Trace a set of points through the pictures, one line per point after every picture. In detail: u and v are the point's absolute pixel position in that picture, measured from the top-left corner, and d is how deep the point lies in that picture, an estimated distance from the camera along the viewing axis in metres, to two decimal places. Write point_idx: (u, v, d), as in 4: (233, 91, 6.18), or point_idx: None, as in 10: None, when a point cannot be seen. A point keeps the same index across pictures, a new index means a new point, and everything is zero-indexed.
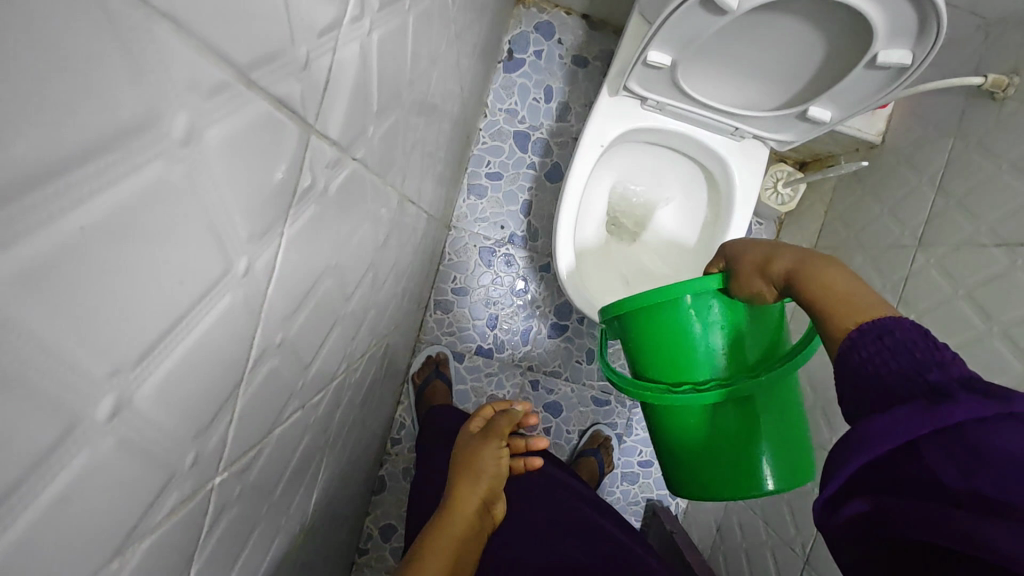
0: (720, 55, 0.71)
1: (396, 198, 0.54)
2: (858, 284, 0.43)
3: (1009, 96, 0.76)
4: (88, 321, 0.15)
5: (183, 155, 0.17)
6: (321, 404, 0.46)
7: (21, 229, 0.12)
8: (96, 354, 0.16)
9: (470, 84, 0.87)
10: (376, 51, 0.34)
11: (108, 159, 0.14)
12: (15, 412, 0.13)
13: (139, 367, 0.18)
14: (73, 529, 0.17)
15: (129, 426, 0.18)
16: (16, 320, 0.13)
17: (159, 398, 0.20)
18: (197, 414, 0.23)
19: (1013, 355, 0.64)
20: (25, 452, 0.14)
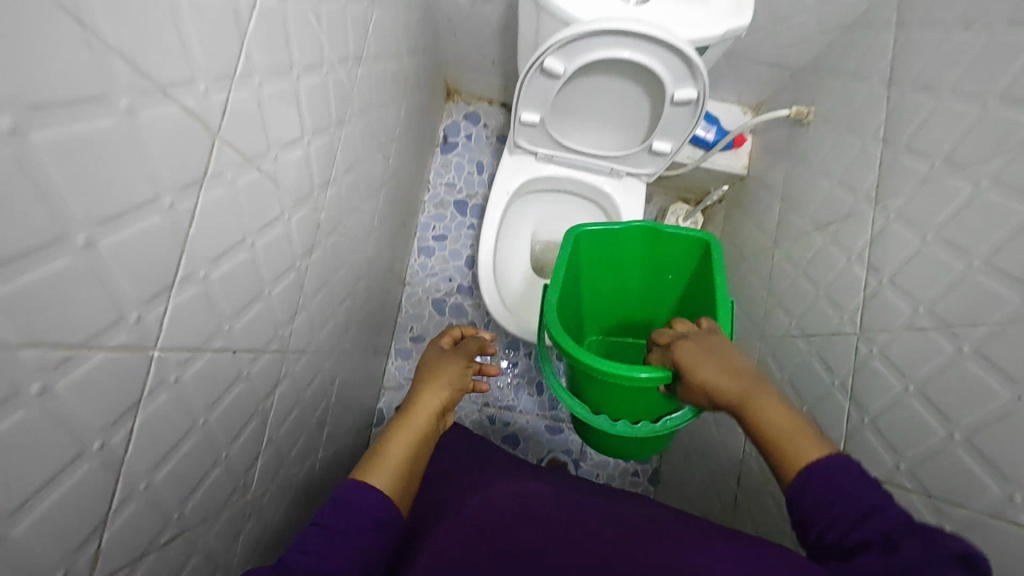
0: (575, 111, 0.93)
1: (318, 224, 0.72)
2: (793, 416, 0.52)
3: (811, 120, 0.97)
4: (75, 183, 0.32)
5: (126, 119, 0.35)
6: (255, 366, 0.61)
7: (49, 125, 0.29)
8: (80, 205, 0.33)
9: (398, 158, 1.09)
10: (271, 100, 0.53)
11: (89, 108, 0.32)
12: (39, 212, 0.30)
13: (101, 226, 0.35)
14: (56, 302, 0.33)
15: (93, 262, 0.35)
16: (43, 164, 0.30)
17: (111, 256, 0.36)
18: (138, 288, 0.39)
19: (831, 308, 0.79)
20: (39, 235, 0.30)
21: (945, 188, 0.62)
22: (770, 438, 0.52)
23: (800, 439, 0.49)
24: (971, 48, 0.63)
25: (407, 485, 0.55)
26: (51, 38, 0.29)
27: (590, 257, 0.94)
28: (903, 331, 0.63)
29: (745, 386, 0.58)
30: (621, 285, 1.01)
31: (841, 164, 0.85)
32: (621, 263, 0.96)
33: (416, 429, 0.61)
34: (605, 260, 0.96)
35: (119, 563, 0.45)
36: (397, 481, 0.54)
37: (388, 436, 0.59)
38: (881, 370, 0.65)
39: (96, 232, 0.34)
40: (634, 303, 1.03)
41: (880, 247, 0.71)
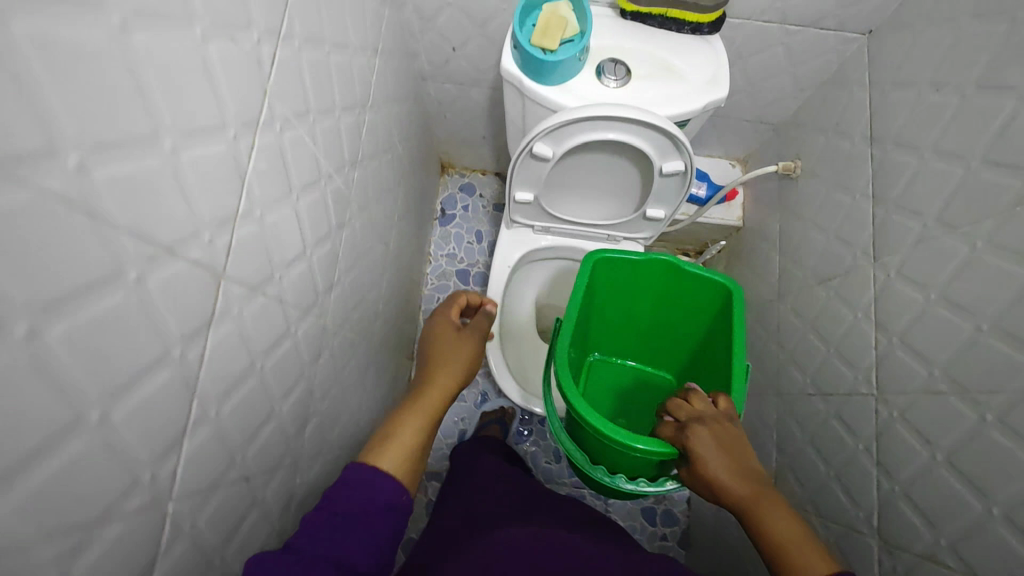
0: (568, 186, 0.95)
1: (325, 327, 0.72)
2: (804, 531, 0.53)
3: (799, 174, 0.99)
4: (86, 366, 0.32)
5: (136, 289, 0.35)
6: (268, 487, 0.60)
7: (58, 318, 0.29)
8: (92, 386, 0.32)
9: (399, 241, 1.11)
10: (274, 227, 0.54)
11: (98, 291, 0.32)
12: (51, 405, 0.30)
13: (115, 398, 0.34)
14: (73, 488, 0.32)
15: (107, 437, 0.34)
16: (56, 358, 0.29)
17: (125, 426, 0.36)
18: (151, 448, 0.39)
19: (846, 367, 0.78)
20: (53, 427, 0.30)
21: (943, 248, 0.63)
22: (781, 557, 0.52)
23: (815, 561, 0.50)
24: (945, 109, 0.65)
25: (415, 470, 0.55)
26: (61, 235, 0.29)
27: (605, 281, 0.90)
28: (921, 393, 0.63)
29: (757, 492, 0.57)
30: (631, 312, 0.96)
31: (835, 219, 0.86)
32: (636, 291, 0.92)
33: (430, 414, 0.62)
34: (621, 287, 0.92)
35: None
36: (405, 464, 0.54)
37: (401, 418, 0.59)
38: (906, 437, 0.64)
39: (110, 406, 0.34)
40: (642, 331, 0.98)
41: (886, 305, 0.71)
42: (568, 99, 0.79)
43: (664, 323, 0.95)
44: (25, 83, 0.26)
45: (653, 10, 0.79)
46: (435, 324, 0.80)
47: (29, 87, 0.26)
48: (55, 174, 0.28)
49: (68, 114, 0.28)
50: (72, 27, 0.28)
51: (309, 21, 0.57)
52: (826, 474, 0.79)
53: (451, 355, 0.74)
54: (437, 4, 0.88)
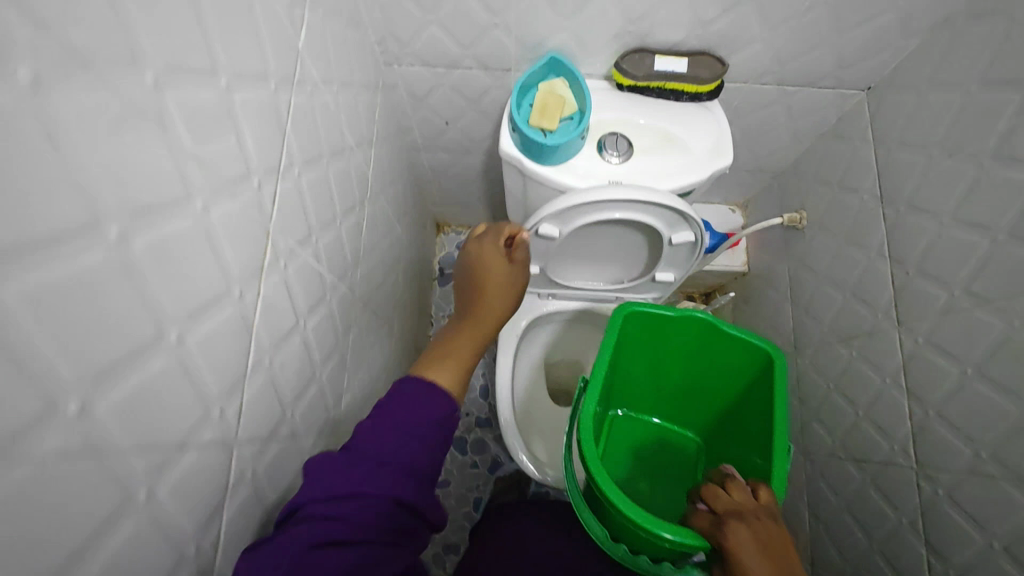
0: (574, 255, 0.93)
1: (340, 439, 0.69)
2: None
3: (806, 226, 0.98)
4: None
5: (143, 507, 0.33)
6: None
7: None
8: None
9: (403, 316, 1.08)
10: (283, 366, 0.51)
11: (104, 530, 0.30)
12: None
13: None
14: None
15: None
16: None
17: None
18: None
19: (880, 433, 0.77)
20: None
21: (976, 323, 0.61)
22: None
23: None
24: (960, 179, 0.64)
25: (463, 381, 0.55)
26: (65, 494, 0.27)
27: (635, 336, 0.80)
28: (967, 475, 0.62)
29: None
30: (660, 374, 0.85)
31: (850, 276, 0.85)
32: (670, 351, 0.81)
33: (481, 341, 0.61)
34: (653, 345, 0.81)
35: None
36: (454, 379, 0.54)
37: (449, 339, 0.59)
38: (961, 523, 0.63)
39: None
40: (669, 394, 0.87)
41: (916, 373, 0.70)
42: (570, 178, 0.77)
43: (694, 389, 0.84)
44: (17, 352, 0.24)
45: (647, 83, 0.76)
46: (476, 248, 0.71)
47: (23, 355, 0.25)
48: (55, 431, 0.26)
49: (64, 361, 0.27)
50: (67, 265, 0.27)
51: (311, 141, 0.55)
52: (869, 544, 0.78)
53: (494, 279, 0.67)
54: (430, 85, 0.86)
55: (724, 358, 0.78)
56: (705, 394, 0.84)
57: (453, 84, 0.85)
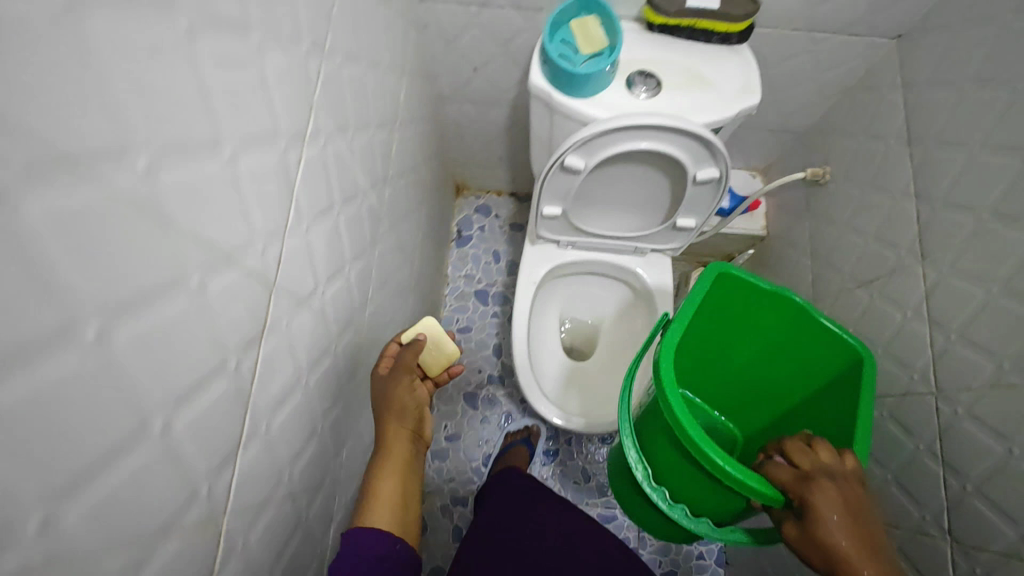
0: (597, 200, 0.95)
1: (359, 342, 0.72)
2: None
3: (828, 180, 0.99)
4: (151, 365, 0.33)
5: (197, 295, 0.37)
6: (309, 500, 0.60)
7: (129, 304, 0.31)
8: (148, 381, 0.33)
9: (422, 261, 1.11)
10: (317, 238, 0.54)
11: (149, 300, 0.32)
12: (103, 391, 0.30)
13: (181, 407, 0.37)
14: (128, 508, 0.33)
15: (174, 447, 0.37)
16: (108, 335, 0.30)
17: (190, 433, 0.38)
18: (204, 448, 0.40)
19: (898, 367, 0.77)
20: (103, 431, 0.30)
21: (1004, 242, 0.61)
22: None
23: None
24: (994, 106, 0.65)
25: (402, 514, 0.64)
26: (118, 231, 0.30)
27: (714, 304, 0.89)
28: (987, 389, 0.62)
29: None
30: (730, 346, 0.94)
31: (871, 221, 0.86)
32: (748, 325, 0.90)
33: (398, 475, 0.66)
34: (732, 315, 0.90)
35: None
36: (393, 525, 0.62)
37: (371, 482, 0.65)
38: (979, 436, 0.62)
39: (153, 382, 0.34)
40: (725, 370, 0.97)
41: (939, 302, 0.70)
42: (596, 111, 0.79)
43: (756, 369, 0.93)
44: (88, 46, 0.27)
45: (681, 21, 0.79)
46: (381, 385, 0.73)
47: (87, 45, 0.26)
48: (124, 175, 0.30)
49: (136, 102, 0.30)
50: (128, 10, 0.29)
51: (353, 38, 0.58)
52: (884, 478, 0.77)
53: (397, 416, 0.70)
54: (462, 25, 0.90)
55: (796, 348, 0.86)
56: (767, 377, 0.92)
57: (486, 24, 0.89)
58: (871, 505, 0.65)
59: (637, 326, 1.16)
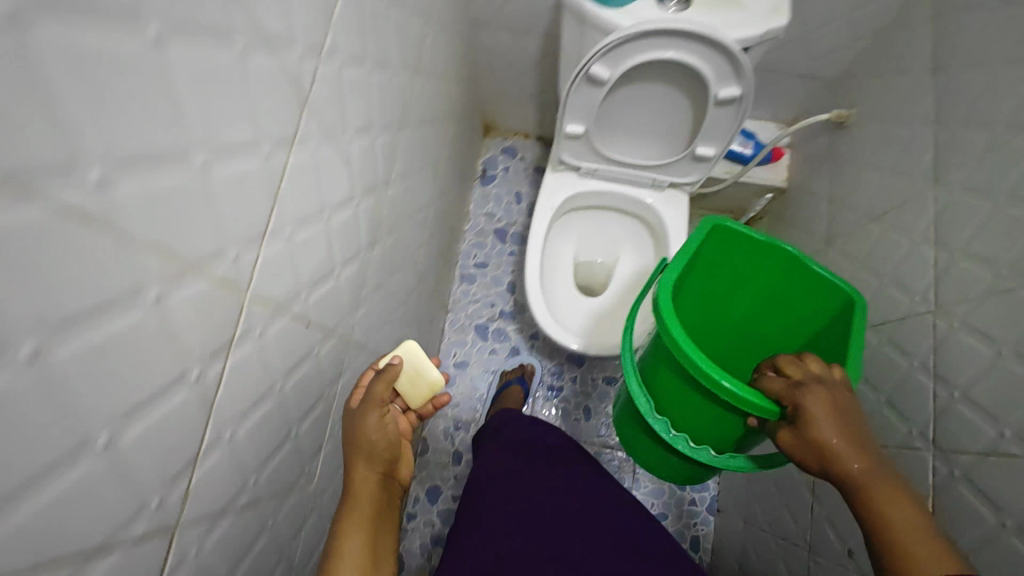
0: (619, 124, 0.98)
1: (384, 219, 0.77)
2: (908, 514, 0.53)
3: (852, 122, 1.00)
4: (209, 93, 0.35)
5: (251, 50, 0.39)
6: (329, 343, 0.65)
7: (195, 15, 0.33)
8: (206, 108, 0.35)
9: (446, 181, 1.15)
10: (354, 86, 0.59)
11: (210, 22, 0.34)
12: (170, 87, 0.32)
13: (237, 159, 0.39)
14: (185, 229, 0.35)
15: (227, 198, 0.39)
16: (178, 34, 0.32)
17: (238, 192, 0.40)
18: (255, 223, 0.43)
19: (903, 291, 0.79)
20: (171, 130, 0.32)
21: (1015, 151, 0.63)
22: (900, 550, 0.51)
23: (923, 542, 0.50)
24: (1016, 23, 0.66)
25: None
26: None
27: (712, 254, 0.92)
28: (985, 296, 0.64)
29: (873, 468, 0.58)
30: (728, 296, 0.96)
31: (890, 156, 0.87)
32: (745, 273, 0.92)
33: (369, 521, 0.58)
34: (730, 266, 0.92)
35: (203, 514, 0.44)
36: None
37: (337, 536, 0.56)
38: (973, 342, 0.65)
39: (203, 112, 0.35)
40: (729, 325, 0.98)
41: (948, 221, 0.72)
42: (626, 19, 0.81)
43: (757, 322, 0.94)
44: None
45: None
46: (351, 413, 0.63)
47: None
48: None
49: None
50: None
51: None
52: (877, 401, 0.80)
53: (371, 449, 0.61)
54: None
55: (787, 297, 0.88)
56: (768, 329, 0.93)
57: None
58: (860, 411, 0.64)
59: (649, 263, 1.17)
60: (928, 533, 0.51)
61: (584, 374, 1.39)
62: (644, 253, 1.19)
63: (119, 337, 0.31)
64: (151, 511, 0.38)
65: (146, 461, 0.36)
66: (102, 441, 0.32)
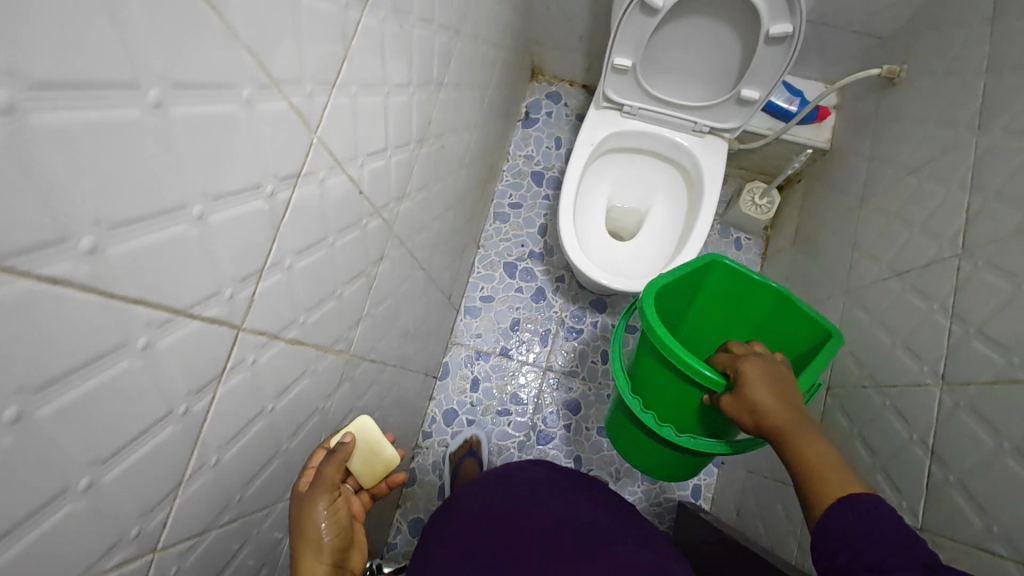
0: (667, 61, 1.00)
1: (435, 120, 0.81)
2: (821, 454, 0.62)
3: (902, 79, 1.00)
4: None
5: None
6: (378, 222, 0.70)
7: None
8: None
9: (491, 110, 1.18)
10: None
11: None
12: None
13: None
14: (276, 44, 0.40)
15: (310, 31, 0.43)
16: None
17: (319, 31, 0.44)
18: (330, 68, 0.47)
19: (931, 239, 0.80)
20: None
21: None
22: (813, 478, 0.59)
23: (828, 472, 0.59)
24: None
25: None
26: None
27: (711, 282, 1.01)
28: (1011, 235, 0.66)
29: (796, 422, 0.68)
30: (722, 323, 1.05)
31: (937, 109, 0.87)
32: (739, 303, 1.01)
33: None
34: (726, 296, 1.02)
35: (264, 329, 0.49)
36: None
37: None
38: (993, 279, 0.67)
39: None
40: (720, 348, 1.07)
41: (986, 167, 0.73)
42: None
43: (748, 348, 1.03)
44: None
45: None
46: (299, 501, 0.62)
47: None
48: None
49: None
50: None
51: None
52: (892, 344, 0.81)
53: (320, 538, 0.61)
54: None
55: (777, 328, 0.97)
56: None
57: None
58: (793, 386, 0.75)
59: (682, 212, 1.19)
60: (832, 464, 0.60)
61: (606, 320, 1.43)
62: (677, 201, 1.20)
63: (217, 117, 0.36)
64: (225, 300, 0.42)
65: (226, 250, 0.40)
66: (196, 210, 0.36)
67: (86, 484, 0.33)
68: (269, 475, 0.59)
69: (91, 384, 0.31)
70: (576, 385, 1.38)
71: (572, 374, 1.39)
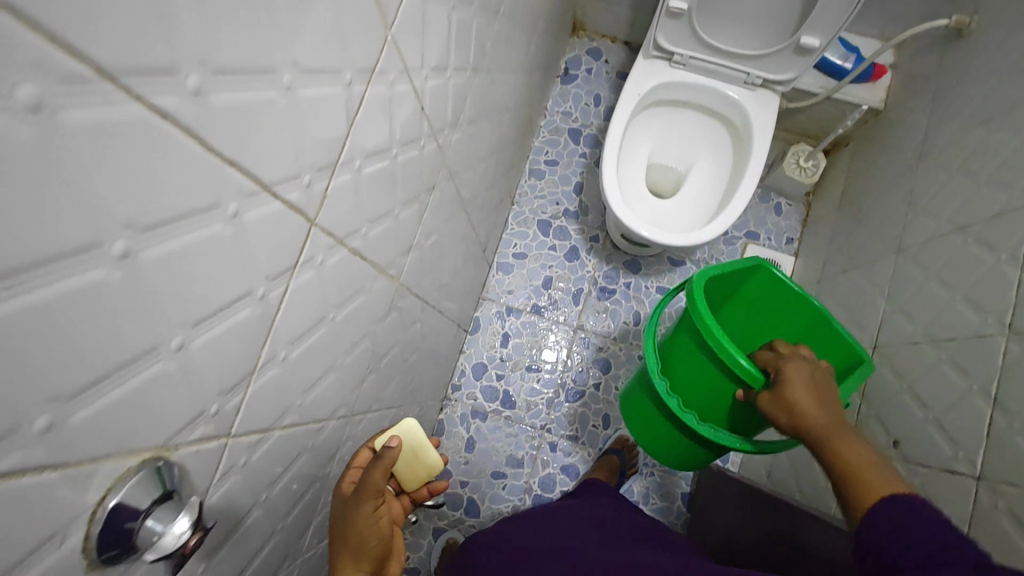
0: (725, 5, 0.96)
1: (489, 52, 0.79)
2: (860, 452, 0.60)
3: (972, 30, 0.95)
4: None
5: None
6: (433, 147, 0.68)
7: None
8: None
9: (535, 58, 1.15)
10: None
11: None
12: None
13: None
14: None
15: None
16: None
17: None
18: None
19: (1001, 190, 0.77)
20: None
21: None
22: (848, 472, 0.57)
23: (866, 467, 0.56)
24: None
25: None
26: None
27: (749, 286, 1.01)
28: None
29: (832, 424, 0.66)
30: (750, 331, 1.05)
31: (1013, 57, 0.83)
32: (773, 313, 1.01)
33: None
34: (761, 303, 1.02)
35: (333, 230, 0.48)
36: None
37: None
38: None
39: None
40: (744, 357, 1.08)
41: None
42: None
43: None
44: None
45: None
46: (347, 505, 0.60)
47: None
48: None
49: None
50: None
51: None
52: (951, 298, 0.79)
53: (364, 544, 0.59)
54: None
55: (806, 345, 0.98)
56: None
57: None
58: (836, 394, 0.74)
59: (726, 169, 1.16)
60: (872, 462, 0.57)
61: (639, 281, 1.41)
62: (722, 157, 1.18)
63: None
64: (303, 187, 0.41)
65: (309, 133, 0.39)
66: (285, 79, 0.35)
67: (177, 344, 0.33)
68: (324, 389, 0.59)
69: (185, 239, 0.31)
70: (606, 345, 1.37)
71: (603, 335, 1.37)
